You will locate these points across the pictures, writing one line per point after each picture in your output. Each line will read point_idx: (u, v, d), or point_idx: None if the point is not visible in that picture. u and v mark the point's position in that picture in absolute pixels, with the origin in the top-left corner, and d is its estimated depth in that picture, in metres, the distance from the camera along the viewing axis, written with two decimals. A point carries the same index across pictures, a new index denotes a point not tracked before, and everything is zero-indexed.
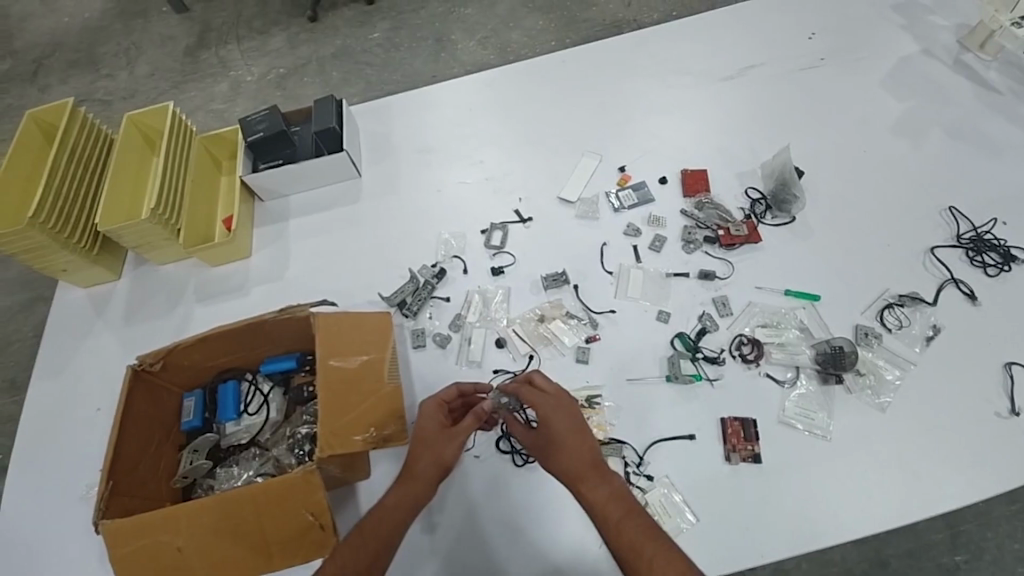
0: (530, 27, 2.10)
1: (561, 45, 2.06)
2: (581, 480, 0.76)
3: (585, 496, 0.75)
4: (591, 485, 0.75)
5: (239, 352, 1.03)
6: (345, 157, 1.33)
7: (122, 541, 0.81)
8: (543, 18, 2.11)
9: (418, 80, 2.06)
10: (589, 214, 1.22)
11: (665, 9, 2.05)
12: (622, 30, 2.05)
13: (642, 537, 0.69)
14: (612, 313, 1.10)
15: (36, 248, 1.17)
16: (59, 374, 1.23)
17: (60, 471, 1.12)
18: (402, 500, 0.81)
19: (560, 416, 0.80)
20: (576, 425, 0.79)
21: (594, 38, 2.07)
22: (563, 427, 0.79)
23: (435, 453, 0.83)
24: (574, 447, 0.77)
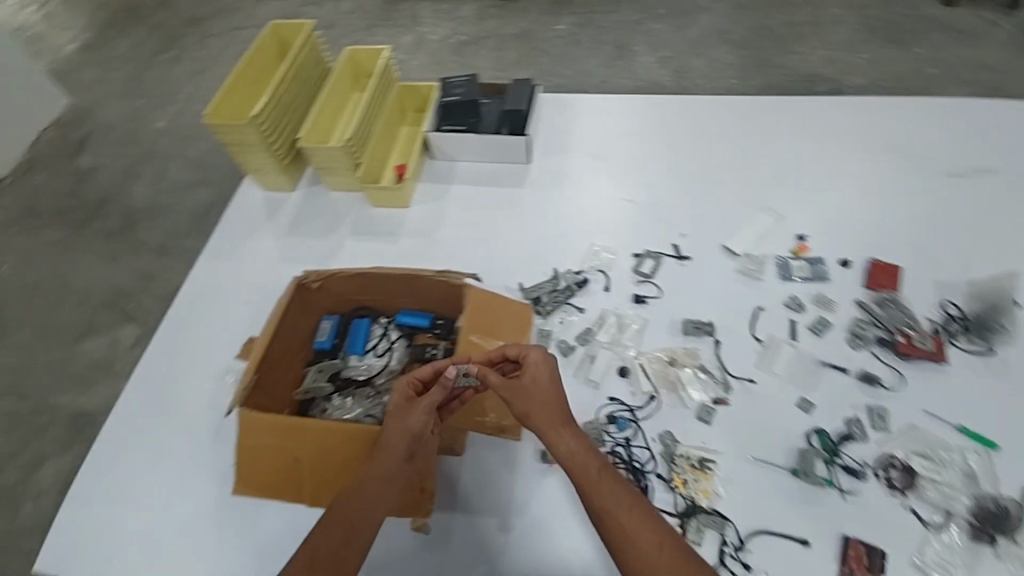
0: (717, 58, 2.02)
1: (743, 84, 1.95)
2: (552, 439, 0.83)
3: (559, 452, 0.83)
4: (570, 443, 0.83)
5: (385, 295, 1.09)
6: (521, 141, 1.39)
7: (254, 435, 0.91)
8: (732, 53, 2.02)
9: (587, 79, 2.05)
10: (751, 272, 1.15)
11: (871, 77, 1.88)
12: (815, 87, 1.90)
13: (620, 501, 0.78)
14: (750, 383, 1.02)
15: (246, 143, 1.31)
16: (220, 260, 1.37)
17: (205, 343, 1.26)
18: (380, 479, 0.82)
19: (548, 379, 0.86)
20: (554, 389, 0.86)
21: (780, 86, 1.94)
22: (544, 396, 0.85)
23: (402, 427, 0.84)
24: (553, 417, 0.84)
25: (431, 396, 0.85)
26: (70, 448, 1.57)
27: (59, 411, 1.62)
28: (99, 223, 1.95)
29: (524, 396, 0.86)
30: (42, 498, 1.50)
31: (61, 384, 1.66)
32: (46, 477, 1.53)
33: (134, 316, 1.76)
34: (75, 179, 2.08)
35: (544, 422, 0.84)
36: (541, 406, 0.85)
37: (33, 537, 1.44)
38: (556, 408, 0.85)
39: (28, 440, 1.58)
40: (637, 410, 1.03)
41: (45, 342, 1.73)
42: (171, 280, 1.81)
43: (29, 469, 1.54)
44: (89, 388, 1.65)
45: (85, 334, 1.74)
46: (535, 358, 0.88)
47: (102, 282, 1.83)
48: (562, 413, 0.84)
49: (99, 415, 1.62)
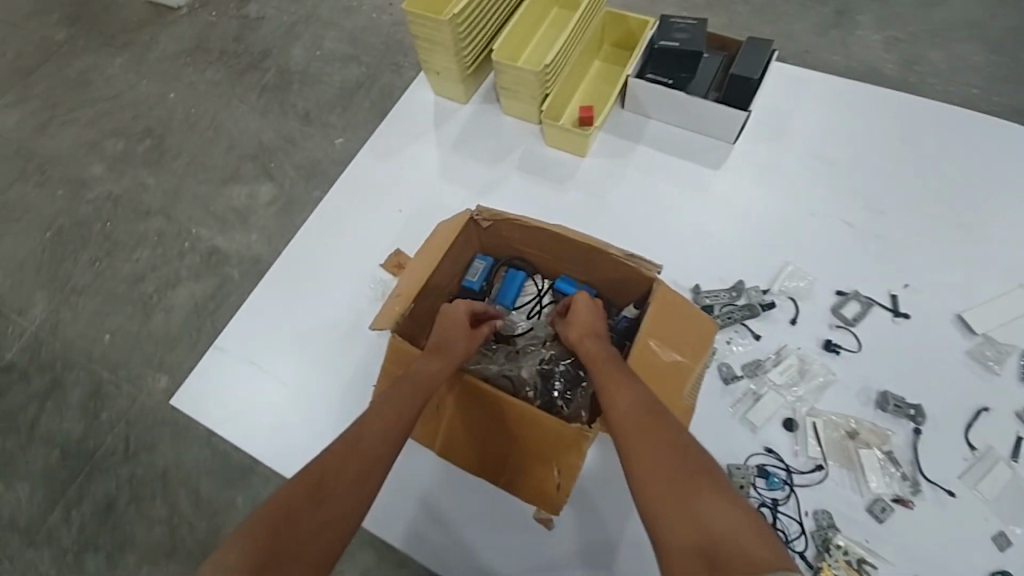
0: (958, 55, 1.46)
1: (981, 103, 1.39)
2: (582, 346, 0.83)
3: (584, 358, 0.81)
4: (593, 349, 0.81)
5: (552, 256, 0.98)
6: (737, 118, 1.17)
7: (399, 365, 0.88)
8: (981, 55, 1.45)
9: (789, 52, 1.48)
10: (985, 361, 0.93)
11: None
12: None
13: (632, 405, 0.71)
14: (947, 495, 0.85)
15: (436, 42, 1.20)
16: (379, 160, 1.30)
17: (346, 242, 1.21)
18: (437, 373, 0.81)
19: (588, 304, 0.87)
20: (590, 310, 0.87)
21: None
22: (580, 320, 0.86)
23: (459, 341, 0.86)
24: (582, 329, 0.84)
25: (481, 331, 0.89)
26: (202, 278, 1.38)
27: (200, 241, 1.42)
28: (257, 74, 1.62)
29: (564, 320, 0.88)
30: (172, 315, 1.34)
31: (203, 218, 1.44)
32: (179, 296, 1.36)
33: (274, 175, 1.46)
34: (240, 26, 1.71)
35: (573, 334, 0.85)
36: (576, 324, 0.86)
37: (166, 352, 1.30)
38: (590, 327, 0.85)
39: (170, 256, 1.41)
40: (795, 473, 0.88)
41: (194, 172, 1.50)
42: (315, 145, 1.49)
43: (166, 284, 1.38)
44: (227, 229, 1.42)
45: (231, 180, 1.48)
46: (582, 296, 0.88)
47: (249, 133, 1.53)
48: (594, 330, 0.84)
49: (233, 259, 1.39)
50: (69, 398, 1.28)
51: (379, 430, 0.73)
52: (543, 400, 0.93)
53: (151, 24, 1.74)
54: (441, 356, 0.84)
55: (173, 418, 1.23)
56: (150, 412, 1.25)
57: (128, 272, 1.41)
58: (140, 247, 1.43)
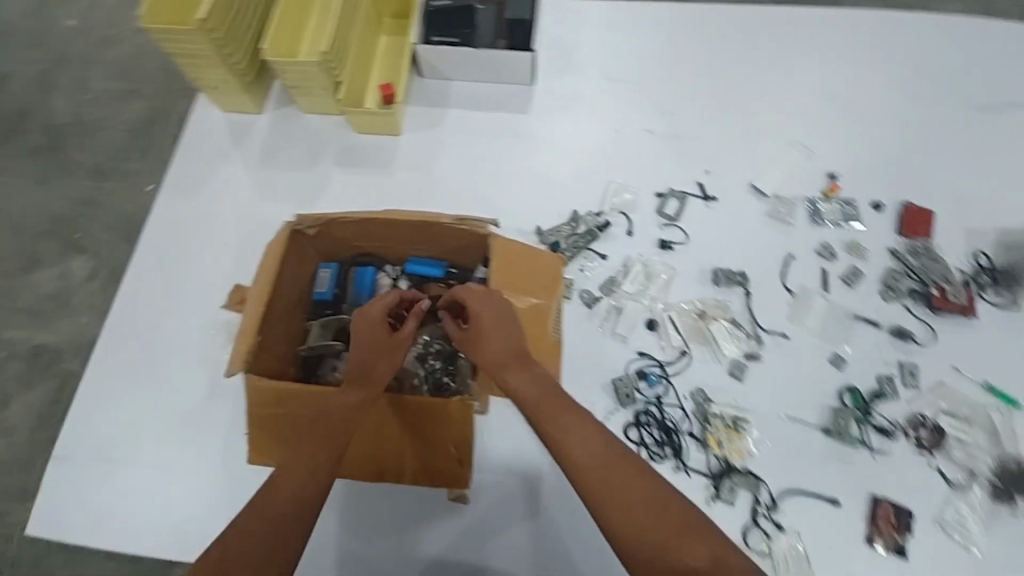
0: None
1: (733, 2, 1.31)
2: (504, 370, 0.74)
3: (511, 385, 0.74)
4: (522, 378, 0.73)
5: (392, 241, 0.95)
6: (526, 58, 1.20)
7: (268, 405, 0.82)
8: None
9: None
10: (781, 216, 1.09)
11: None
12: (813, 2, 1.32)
13: (598, 453, 0.66)
14: (783, 337, 0.99)
15: (197, 55, 1.08)
16: (184, 197, 1.16)
17: (171, 296, 1.08)
18: (356, 405, 0.75)
19: (497, 311, 0.77)
20: (503, 313, 0.77)
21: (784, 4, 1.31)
22: (496, 336, 0.75)
23: (386, 358, 0.77)
24: (494, 340, 0.75)
25: (407, 329, 0.78)
26: (35, 385, 1.15)
27: (18, 344, 1.18)
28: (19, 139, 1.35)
29: (473, 336, 0.76)
30: (11, 439, 1.10)
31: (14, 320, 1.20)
32: (14, 415, 1.12)
33: (85, 245, 1.25)
34: None
35: (488, 358, 0.75)
36: (490, 344, 0.75)
37: (23, 478, 1.06)
38: (504, 341, 0.76)
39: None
40: (667, 365, 0.98)
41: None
42: (130, 198, 1.28)
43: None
44: (47, 321, 1.19)
45: (33, 266, 1.24)
46: (481, 296, 0.77)
47: (35, 210, 1.28)
48: (515, 347, 0.75)
49: (66, 352, 1.17)
50: None
51: (295, 467, 0.70)
52: (430, 384, 0.93)
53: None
54: (364, 385, 0.76)
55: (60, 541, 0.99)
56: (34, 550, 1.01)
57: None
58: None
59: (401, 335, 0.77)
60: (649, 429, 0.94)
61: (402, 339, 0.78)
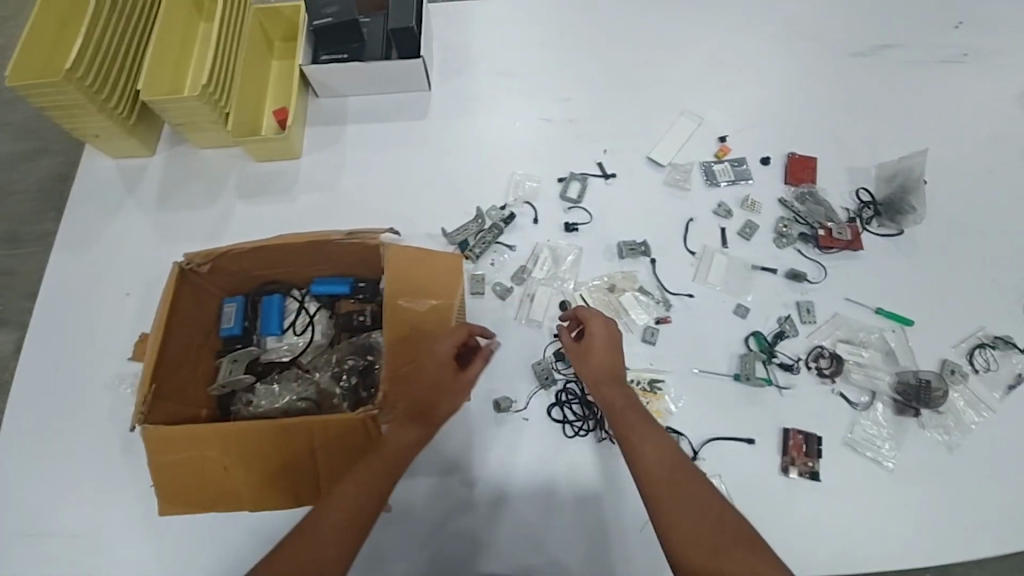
0: None
1: None
2: (601, 389, 0.78)
3: (602, 399, 0.77)
4: (614, 395, 0.76)
5: (293, 265, 0.96)
6: (417, 65, 1.21)
7: (168, 449, 0.77)
8: None
9: None
10: (678, 183, 1.12)
11: None
12: None
13: (668, 471, 0.69)
14: (689, 298, 1.02)
15: (71, 106, 1.06)
16: (83, 253, 1.14)
17: (82, 353, 1.06)
18: (403, 447, 0.74)
19: (608, 337, 0.79)
20: (611, 342, 0.79)
21: None
22: (600, 357, 0.79)
23: (449, 401, 0.75)
24: (601, 359, 0.78)
25: (473, 368, 0.78)
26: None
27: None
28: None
29: (595, 364, 0.79)
30: None
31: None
32: None
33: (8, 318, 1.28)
34: None
35: (593, 379, 0.79)
36: (596, 366, 0.79)
37: None
38: (609, 363, 0.79)
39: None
40: None
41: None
42: (39, 262, 1.33)
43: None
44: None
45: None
46: (601, 323, 0.80)
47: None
48: (615, 368, 0.78)
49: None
50: None
51: (329, 525, 0.68)
52: (349, 400, 0.94)
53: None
54: (426, 422, 0.75)
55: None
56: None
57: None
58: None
59: (468, 373, 0.77)
60: (571, 405, 0.96)
61: (468, 375, 0.77)
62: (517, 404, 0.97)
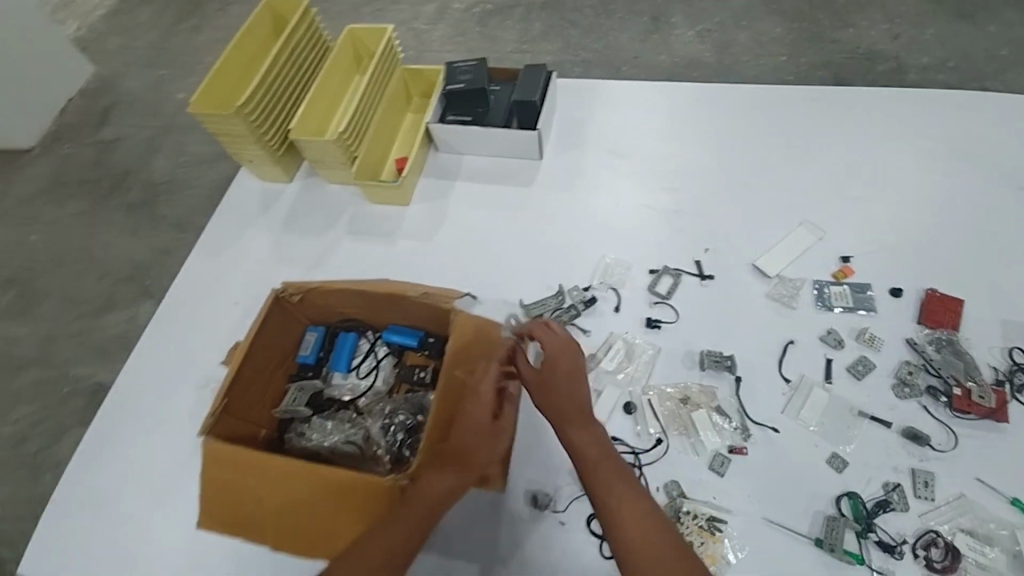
0: (765, 31, 1.77)
1: (792, 61, 1.71)
2: (566, 420, 0.78)
3: (567, 433, 0.77)
4: (581, 432, 0.77)
5: (372, 310, 1.00)
6: (532, 135, 1.25)
7: (216, 467, 0.82)
8: (782, 25, 1.77)
9: (622, 56, 1.82)
10: (784, 299, 1.02)
11: (938, 56, 1.64)
12: (873, 64, 1.66)
13: (633, 519, 0.68)
14: (773, 432, 0.90)
15: (236, 135, 1.22)
16: (211, 255, 1.29)
17: (182, 347, 1.16)
18: (461, 484, 0.76)
19: (574, 366, 0.80)
20: (576, 369, 0.80)
21: (833, 61, 1.69)
22: (567, 388, 0.79)
23: (490, 450, 0.81)
24: (567, 391, 0.79)
25: (505, 413, 0.85)
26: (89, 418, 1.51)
27: (80, 380, 1.57)
28: (122, 195, 1.82)
29: (558, 394, 0.79)
30: None
31: (82, 355, 1.60)
32: None
33: None
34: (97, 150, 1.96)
35: (559, 413, 0.78)
36: (562, 399, 0.79)
37: None
38: (580, 397, 0.79)
39: (53, 404, 1.54)
40: (640, 453, 0.91)
41: (66, 312, 1.66)
42: None
43: (53, 437, 1.50)
44: (106, 359, 1.59)
45: (107, 308, 1.65)
46: (562, 347, 0.81)
47: (126, 254, 1.71)
48: (586, 404, 0.79)
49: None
50: None
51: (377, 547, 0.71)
52: (392, 455, 0.92)
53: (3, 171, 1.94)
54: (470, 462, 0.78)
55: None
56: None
57: (34, 420, 1.54)
58: (18, 405, 1.55)
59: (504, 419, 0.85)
60: None
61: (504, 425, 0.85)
62: (555, 503, 0.91)
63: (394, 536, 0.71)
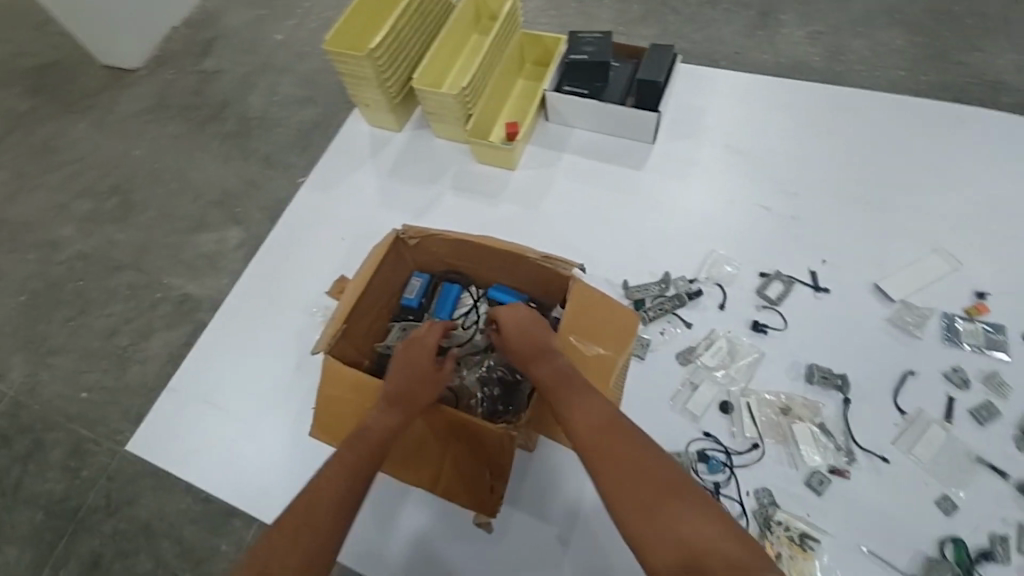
0: (882, 42, 1.62)
1: (909, 80, 1.57)
2: (528, 360, 0.79)
3: (531, 371, 0.78)
4: (544, 365, 0.77)
5: (483, 265, 1.00)
6: (651, 118, 1.21)
7: (334, 385, 0.86)
8: (902, 38, 1.62)
9: (719, 50, 1.69)
10: (906, 325, 0.97)
11: None
12: (998, 95, 1.52)
13: (600, 427, 0.68)
14: (881, 461, 0.87)
15: (360, 77, 1.24)
16: (318, 194, 1.32)
17: (287, 280, 1.22)
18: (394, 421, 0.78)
19: (526, 318, 0.81)
20: (533, 316, 0.81)
21: (955, 87, 1.54)
22: (521, 335, 0.80)
23: (418, 390, 0.81)
24: (519, 335, 0.80)
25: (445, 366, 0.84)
26: (175, 326, 1.40)
27: (171, 289, 1.44)
28: None
29: (512, 342, 0.80)
30: (144, 367, 1.35)
31: (174, 267, 1.47)
32: (153, 346, 1.38)
33: (240, 220, 1.51)
34: (196, 79, 1.80)
35: (518, 355, 0.80)
36: (519, 342, 0.80)
37: (134, 406, 1.31)
38: (537, 338, 0.80)
39: (142, 308, 1.43)
40: (733, 454, 0.90)
41: (162, 223, 1.54)
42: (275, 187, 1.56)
43: (140, 336, 1.39)
44: (196, 276, 1.45)
45: None
46: (510, 303, 0.82)
47: None
48: (543, 342, 0.79)
49: (205, 303, 1.42)
50: (51, 457, 1.28)
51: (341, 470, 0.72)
52: (486, 409, 0.94)
53: (110, 87, 1.81)
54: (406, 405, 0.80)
55: (153, 469, 1.21)
56: (127, 470, 1.23)
57: None
58: (111, 302, 1.45)
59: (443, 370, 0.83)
60: None
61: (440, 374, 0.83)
62: None
63: (357, 458, 0.74)
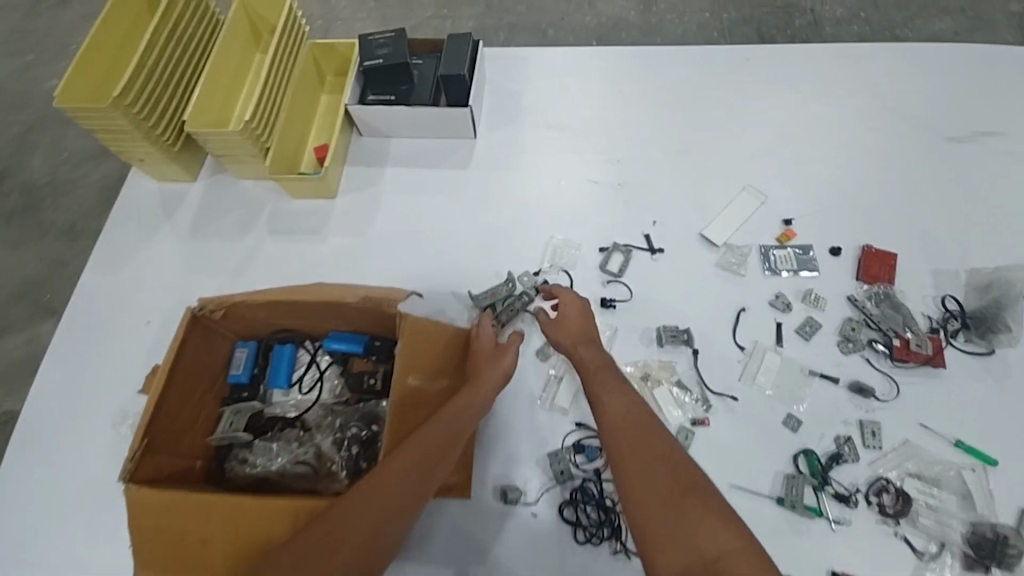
0: None
1: (715, 19, 1.66)
2: (575, 343, 0.89)
3: (579, 350, 0.88)
4: (591, 353, 0.87)
5: (308, 317, 0.90)
6: (465, 113, 1.16)
7: (148, 513, 0.73)
8: None
9: (542, 19, 1.70)
10: (731, 267, 1.02)
11: (851, 5, 1.63)
12: (790, 19, 1.64)
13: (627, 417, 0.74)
14: (732, 401, 0.92)
15: (117, 131, 1.05)
16: (113, 273, 1.14)
17: (96, 384, 1.04)
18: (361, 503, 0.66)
19: (581, 309, 0.92)
20: (585, 313, 0.92)
21: (756, 19, 1.66)
22: (573, 323, 0.91)
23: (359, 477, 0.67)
24: (574, 322, 0.91)
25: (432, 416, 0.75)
26: None
27: None
28: None
29: (573, 340, 0.89)
30: None
31: None
32: None
33: None
34: None
35: (569, 336, 0.90)
36: (568, 326, 0.91)
37: None
38: (587, 330, 0.91)
39: None
40: None
41: None
42: None
43: None
44: None
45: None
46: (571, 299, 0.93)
47: (8, 270, 1.43)
48: (588, 331, 0.90)
49: None
50: None
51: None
52: (349, 470, 0.86)
53: None
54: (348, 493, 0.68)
55: None
56: None
57: None
58: None
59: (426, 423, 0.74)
60: (586, 507, 0.87)
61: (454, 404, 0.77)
62: (526, 496, 0.88)
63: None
